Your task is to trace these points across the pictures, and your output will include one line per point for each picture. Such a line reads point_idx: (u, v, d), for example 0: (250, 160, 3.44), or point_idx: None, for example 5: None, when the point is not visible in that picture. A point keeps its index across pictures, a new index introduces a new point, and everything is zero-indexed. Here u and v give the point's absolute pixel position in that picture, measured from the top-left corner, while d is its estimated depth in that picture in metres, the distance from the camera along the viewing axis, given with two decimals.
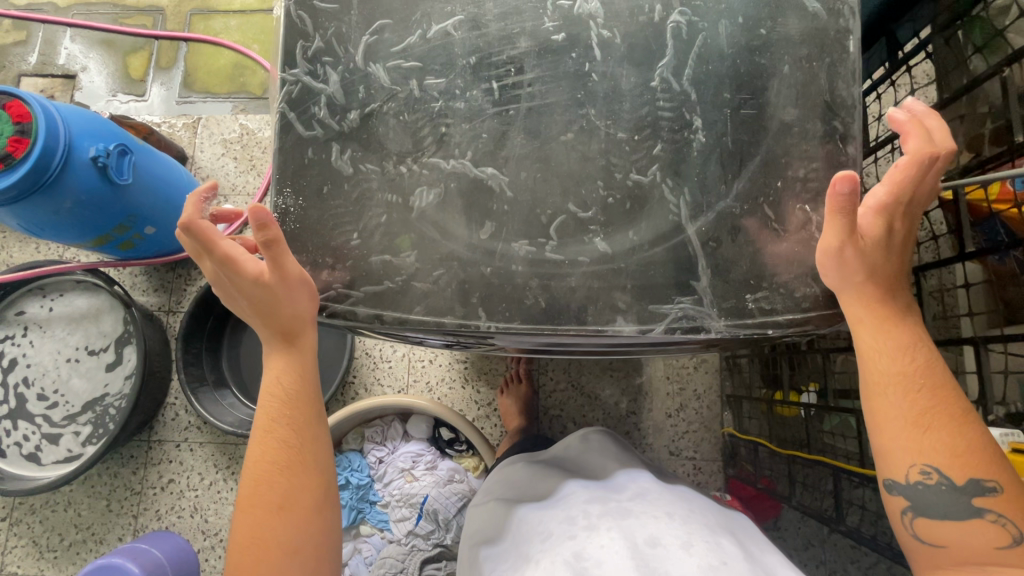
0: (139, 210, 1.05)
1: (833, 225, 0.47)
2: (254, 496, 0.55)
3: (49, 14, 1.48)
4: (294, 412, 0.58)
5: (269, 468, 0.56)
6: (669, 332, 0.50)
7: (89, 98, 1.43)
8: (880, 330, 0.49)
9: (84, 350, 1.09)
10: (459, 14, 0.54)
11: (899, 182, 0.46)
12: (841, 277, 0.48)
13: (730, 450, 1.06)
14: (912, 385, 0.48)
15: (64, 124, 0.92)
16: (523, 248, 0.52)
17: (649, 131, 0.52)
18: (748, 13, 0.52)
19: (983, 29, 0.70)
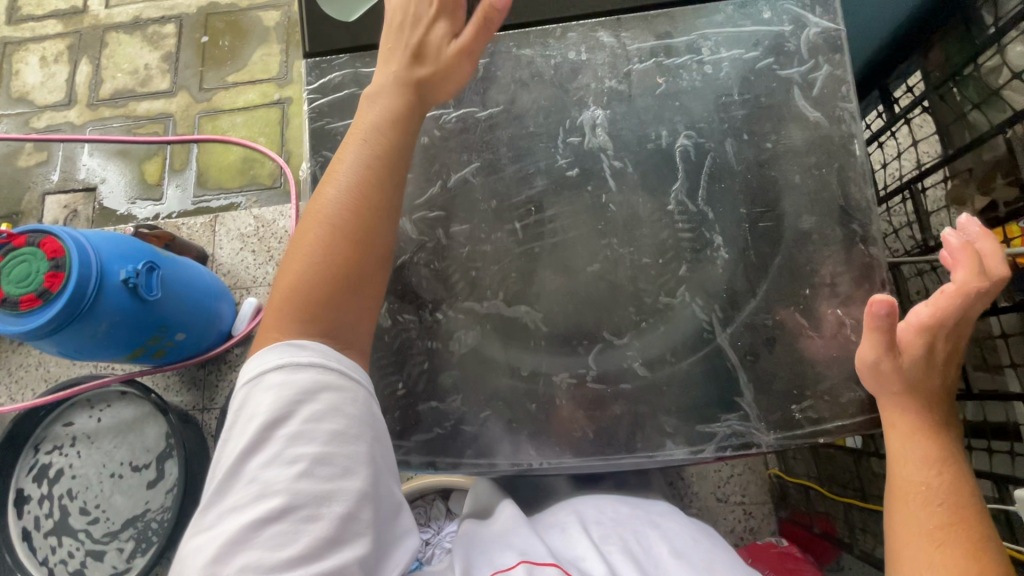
0: (169, 321, 1.06)
1: (869, 338, 0.49)
2: (272, 320, 0.46)
3: (67, 133, 1.56)
4: (347, 242, 0.48)
5: (309, 251, 0.48)
6: (721, 451, 0.51)
7: (111, 206, 1.49)
8: (912, 439, 0.48)
9: (131, 464, 0.99)
10: (476, 161, 0.56)
11: (943, 307, 0.48)
12: (876, 385, 0.49)
13: (779, 492, 1.02)
14: (935, 498, 0.45)
15: (94, 251, 0.94)
16: (564, 380, 0.53)
17: (672, 253, 0.53)
18: (751, 128, 0.54)
19: (978, 87, 0.71)
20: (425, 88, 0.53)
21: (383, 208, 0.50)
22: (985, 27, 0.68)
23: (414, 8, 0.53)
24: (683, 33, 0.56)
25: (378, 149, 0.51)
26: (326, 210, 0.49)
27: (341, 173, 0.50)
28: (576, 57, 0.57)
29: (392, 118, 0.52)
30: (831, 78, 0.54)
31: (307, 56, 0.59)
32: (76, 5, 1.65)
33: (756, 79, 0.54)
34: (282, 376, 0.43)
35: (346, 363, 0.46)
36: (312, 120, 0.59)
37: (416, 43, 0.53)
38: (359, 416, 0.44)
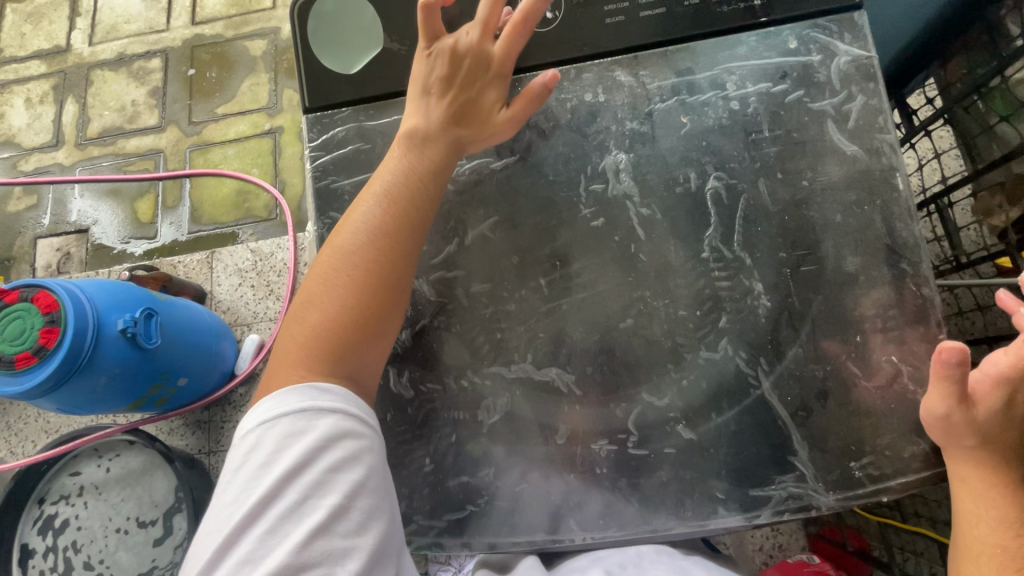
0: (171, 367, 1.02)
1: (939, 387, 0.45)
2: (294, 355, 0.48)
3: (56, 175, 1.52)
4: (371, 284, 0.49)
5: (333, 289, 0.49)
6: (777, 516, 0.47)
7: (104, 247, 1.45)
8: (984, 497, 0.45)
9: (139, 518, 0.94)
10: (494, 216, 0.53)
11: (1023, 358, 0.45)
12: (948, 439, 0.45)
13: None
14: (1012, 565, 0.43)
15: (90, 302, 0.89)
16: (604, 448, 0.49)
17: (710, 303, 0.50)
18: (784, 166, 0.51)
19: (1005, 99, 0.67)
20: (462, 146, 0.53)
21: (408, 250, 0.50)
22: (1012, 39, 0.65)
23: (470, 61, 0.52)
24: (704, 69, 0.53)
25: (405, 189, 0.51)
26: (352, 248, 0.50)
27: (368, 212, 0.51)
28: (593, 98, 0.53)
29: (422, 159, 0.52)
30: (866, 108, 0.51)
31: (308, 111, 0.56)
32: (59, 43, 1.62)
33: (787, 113, 0.51)
34: (302, 422, 0.45)
35: (364, 409, 0.47)
36: (316, 179, 0.56)
37: (463, 101, 0.52)
38: (376, 466, 0.46)
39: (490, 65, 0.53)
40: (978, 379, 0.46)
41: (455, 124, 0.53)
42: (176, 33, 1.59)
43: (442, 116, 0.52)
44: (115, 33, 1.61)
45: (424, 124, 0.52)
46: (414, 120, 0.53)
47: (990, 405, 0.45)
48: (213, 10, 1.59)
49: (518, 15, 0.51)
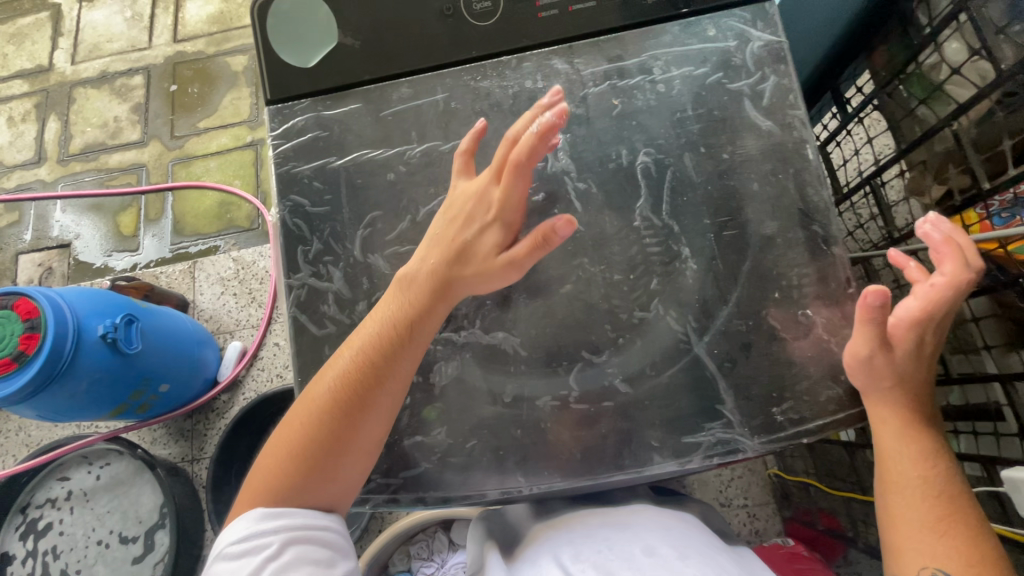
0: (151, 372, 1.04)
1: (863, 332, 0.49)
2: (256, 482, 0.51)
3: (39, 191, 1.55)
4: (332, 434, 0.51)
5: (301, 431, 0.51)
6: (707, 460, 0.51)
7: (88, 260, 1.47)
8: (902, 434, 0.50)
9: (119, 532, 1.03)
10: (443, 194, 0.57)
11: (934, 301, 0.48)
12: (870, 381, 0.50)
13: (781, 491, 1.06)
14: (932, 490, 0.49)
15: (71, 309, 0.92)
16: (547, 403, 0.53)
17: (643, 268, 0.54)
18: (707, 141, 0.56)
19: (922, 84, 0.73)
20: (458, 287, 0.53)
21: (377, 400, 0.51)
22: (921, 27, 0.71)
23: (473, 204, 0.53)
24: (634, 55, 0.58)
25: (377, 338, 0.52)
26: (322, 396, 0.51)
27: (343, 360, 0.52)
28: (533, 85, 0.58)
29: (406, 307, 0.52)
30: (778, 87, 0.56)
31: (269, 103, 0.60)
32: (42, 63, 1.66)
33: (708, 93, 0.56)
34: (255, 542, 0.48)
35: (312, 513, 0.50)
36: (278, 165, 0.59)
37: (463, 244, 0.53)
38: (324, 561, 0.49)
39: (492, 209, 0.53)
40: (895, 325, 0.50)
41: (452, 267, 0.53)
42: (158, 51, 1.63)
43: (438, 258, 0.53)
44: (97, 52, 1.65)
45: (415, 268, 0.53)
46: (411, 261, 0.54)
47: (904, 349, 0.50)
48: (194, 28, 1.64)
49: (515, 162, 0.50)
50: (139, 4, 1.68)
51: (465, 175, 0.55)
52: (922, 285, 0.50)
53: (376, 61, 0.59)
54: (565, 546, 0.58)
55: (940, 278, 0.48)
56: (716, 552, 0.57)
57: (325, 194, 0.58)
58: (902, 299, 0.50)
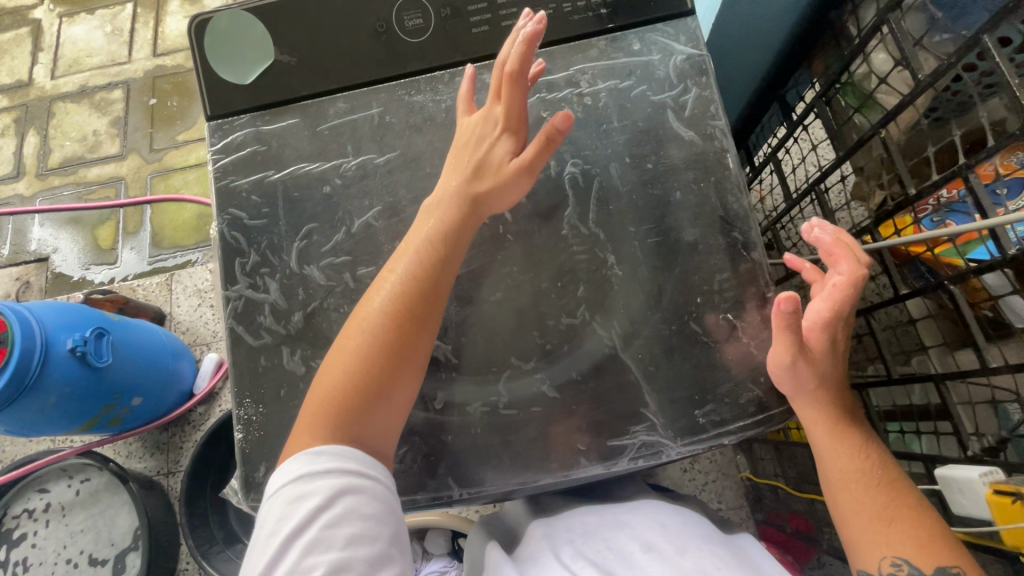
0: (124, 385, 1.04)
1: (782, 338, 0.50)
2: (309, 418, 0.50)
3: (17, 206, 1.55)
4: (384, 352, 0.51)
5: (349, 358, 0.51)
6: (634, 462, 0.53)
7: (65, 274, 1.47)
8: (831, 432, 0.53)
9: (93, 551, 1.02)
10: (377, 205, 0.58)
11: (839, 300, 0.50)
12: (795, 386, 0.50)
13: (755, 494, 1.07)
14: (870, 480, 0.51)
15: (39, 324, 0.92)
16: (478, 409, 0.54)
17: (570, 276, 0.56)
18: (632, 152, 0.57)
19: (855, 93, 0.76)
20: (481, 205, 0.55)
21: (423, 311, 0.52)
22: (851, 38, 0.72)
23: (482, 125, 0.56)
24: (564, 68, 0.59)
25: (421, 257, 0.53)
26: (369, 316, 0.52)
27: (387, 283, 0.53)
28: (465, 99, 0.60)
29: (438, 228, 0.54)
30: (699, 99, 0.58)
31: (209, 118, 0.62)
32: (21, 78, 1.67)
33: (632, 106, 0.58)
34: (310, 486, 0.47)
35: (364, 460, 0.49)
36: (217, 179, 0.61)
37: (479, 162, 0.55)
38: (376, 517, 0.47)
39: (500, 124, 0.55)
40: (810, 328, 0.51)
41: (473, 184, 0.55)
42: (138, 65, 1.64)
43: (460, 179, 0.55)
44: (77, 66, 1.66)
45: (445, 190, 0.55)
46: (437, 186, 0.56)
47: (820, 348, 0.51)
48: (174, 42, 1.65)
49: (513, 77, 0.53)
50: (119, 18, 1.69)
51: (469, 114, 0.57)
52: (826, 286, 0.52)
53: (312, 77, 0.60)
54: (565, 544, 0.59)
55: (839, 278, 0.50)
56: (711, 543, 0.56)
57: (262, 207, 0.59)
58: (812, 301, 0.52)
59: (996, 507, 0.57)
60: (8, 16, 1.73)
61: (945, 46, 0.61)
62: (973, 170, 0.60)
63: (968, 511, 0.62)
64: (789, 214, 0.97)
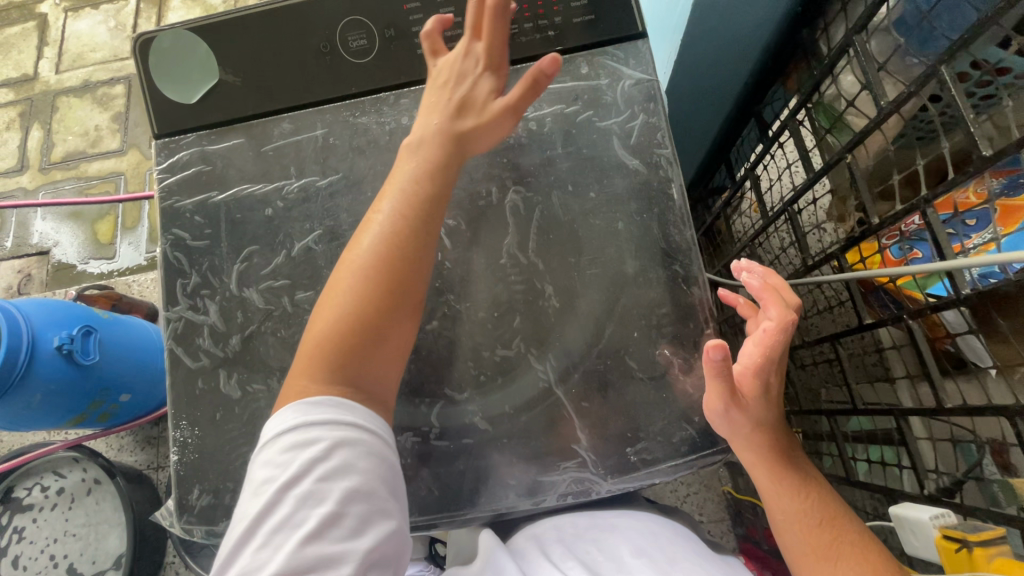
0: (112, 382, 1.03)
1: (714, 385, 0.48)
2: (303, 363, 0.50)
3: (20, 199, 1.57)
4: (377, 291, 0.50)
5: (344, 302, 0.50)
6: (563, 499, 0.53)
7: (64, 268, 1.49)
8: (772, 473, 0.51)
9: (75, 560, 1.02)
10: (318, 229, 0.58)
11: (770, 346, 0.49)
12: (730, 429, 0.50)
13: (734, 508, 1.06)
14: (815, 520, 0.49)
15: (26, 320, 0.92)
16: (408, 440, 0.54)
17: (507, 306, 0.55)
18: (576, 179, 0.56)
19: (826, 114, 0.73)
20: (464, 143, 0.54)
21: (414, 247, 0.52)
22: (821, 58, 0.69)
23: (459, 65, 0.54)
24: (504, 78, 0.55)
25: (410, 197, 0.52)
26: (357, 259, 0.51)
27: (376, 224, 0.52)
28: (409, 122, 0.59)
29: (422, 167, 0.53)
30: (647, 126, 0.56)
31: (157, 137, 0.61)
32: (27, 72, 1.68)
33: (578, 132, 0.57)
34: (306, 436, 0.47)
35: (363, 414, 0.48)
36: (162, 199, 0.60)
37: (460, 100, 0.54)
38: (372, 472, 0.46)
39: (480, 61, 0.54)
40: (742, 372, 0.50)
41: (455, 122, 0.54)
42: None
43: (440, 118, 0.54)
44: (80, 61, 1.67)
45: (426, 130, 0.54)
46: (415, 128, 0.55)
47: (754, 393, 0.50)
48: None
49: (492, 9, 0.52)
50: (122, 14, 1.70)
51: (440, 53, 0.55)
52: (756, 330, 0.51)
53: (257, 97, 0.60)
54: (554, 544, 0.58)
55: (771, 323, 0.49)
56: (701, 558, 0.54)
57: (205, 228, 0.59)
58: (743, 343, 0.51)
59: (942, 552, 0.55)
60: (15, 10, 1.75)
61: (913, 70, 0.59)
62: (931, 204, 0.58)
63: (918, 552, 0.60)
64: (765, 233, 0.94)
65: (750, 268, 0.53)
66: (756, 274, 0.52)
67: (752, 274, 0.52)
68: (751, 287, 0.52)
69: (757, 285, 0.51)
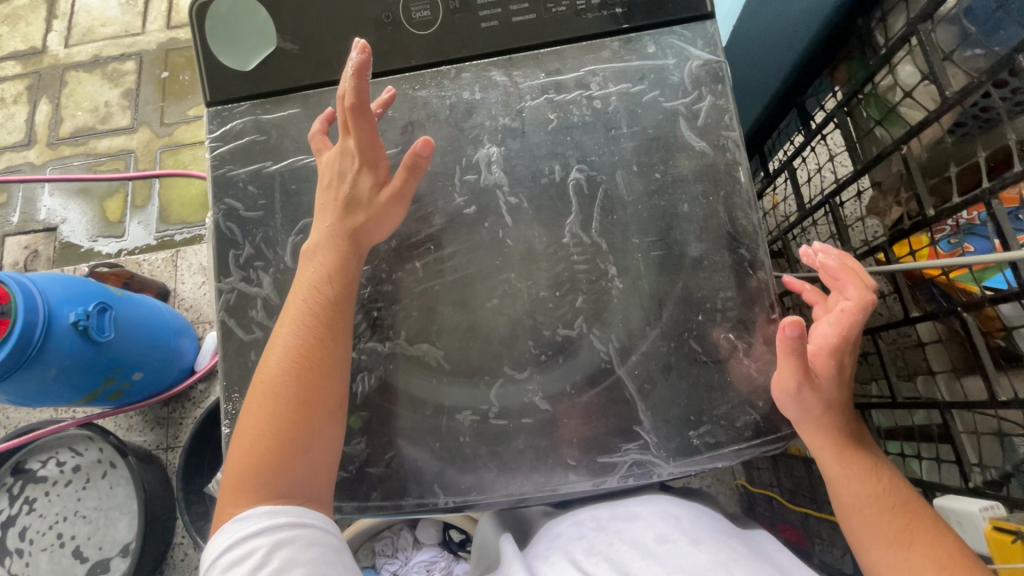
0: (126, 360, 1.02)
1: (788, 363, 0.49)
2: (230, 486, 0.49)
3: (28, 174, 1.55)
4: (292, 403, 0.50)
5: (257, 421, 0.50)
6: (623, 480, 0.53)
7: (73, 245, 1.47)
8: (841, 457, 0.51)
9: (82, 543, 1.01)
10: None
11: (846, 327, 0.48)
12: (800, 409, 0.50)
13: (748, 502, 1.01)
14: (885, 504, 0.49)
15: (41, 296, 0.89)
16: (467, 418, 0.54)
17: (569, 286, 0.54)
18: (641, 160, 0.55)
19: (878, 105, 0.72)
20: (359, 238, 0.55)
21: (327, 348, 0.52)
22: (878, 48, 0.69)
23: (339, 163, 0.55)
24: (383, 168, 0.55)
25: (314, 304, 0.52)
26: (266, 378, 0.51)
27: (281, 340, 0.52)
28: (470, 96, 0.58)
29: (322, 272, 0.53)
30: (713, 108, 0.56)
31: (208, 104, 0.60)
32: (35, 45, 1.65)
33: (643, 112, 0.56)
34: (242, 551, 0.46)
35: (298, 510, 0.48)
36: (213, 168, 0.59)
37: (345, 197, 0.55)
38: (316, 560, 0.47)
39: (356, 157, 0.54)
40: (815, 353, 0.50)
41: (348, 221, 0.54)
42: (152, 37, 1.62)
43: (333, 219, 0.54)
44: (90, 36, 1.64)
45: (322, 234, 0.55)
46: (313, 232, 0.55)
47: (827, 374, 0.50)
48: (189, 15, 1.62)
49: (348, 108, 0.52)
50: None
51: (325, 151, 0.56)
52: (832, 310, 0.50)
53: (314, 65, 0.59)
54: (577, 541, 0.57)
55: (849, 304, 0.48)
56: (726, 542, 0.52)
57: (259, 199, 0.58)
58: (817, 324, 0.50)
59: (994, 543, 0.55)
60: None
61: (975, 62, 0.59)
62: (995, 196, 0.59)
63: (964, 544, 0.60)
64: (800, 226, 0.93)
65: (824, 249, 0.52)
66: (831, 255, 0.51)
67: (828, 255, 0.51)
68: (826, 268, 0.51)
69: (833, 266, 0.50)
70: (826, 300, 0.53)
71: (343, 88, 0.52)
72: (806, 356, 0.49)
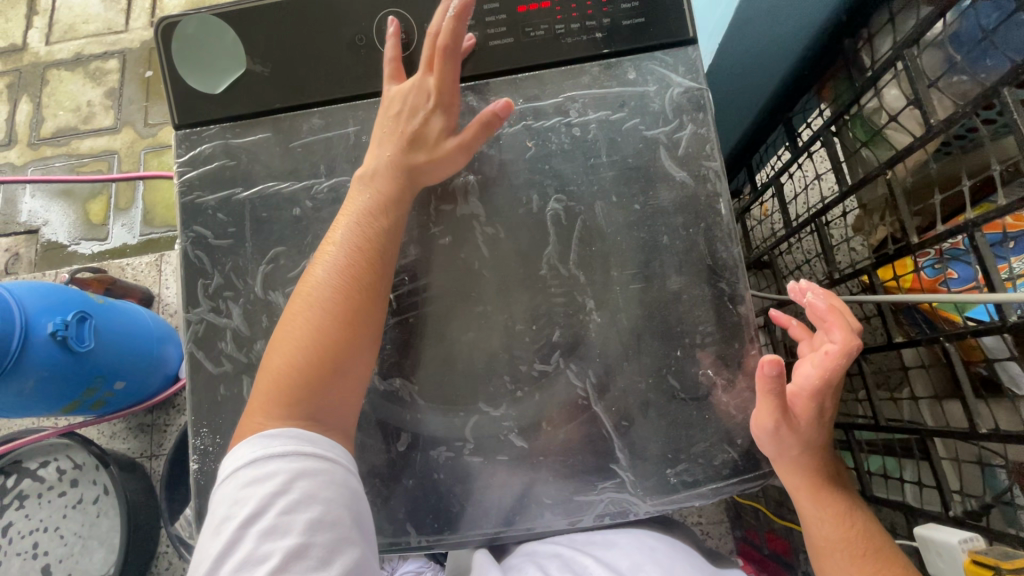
0: (107, 369, 0.99)
1: (767, 404, 0.48)
2: (261, 400, 0.49)
3: (9, 175, 1.51)
4: (338, 323, 0.50)
5: (300, 335, 0.50)
6: (599, 519, 0.53)
7: (54, 248, 1.44)
8: (815, 498, 0.51)
9: (53, 562, 0.98)
10: None
11: (829, 371, 0.48)
12: (778, 449, 0.50)
13: (735, 511, 1.00)
14: (858, 548, 0.49)
15: (18, 305, 0.86)
16: (441, 454, 0.53)
17: (546, 319, 0.53)
18: (620, 191, 0.54)
19: (864, 127, 0.71)
20: (418, 175, 0.54)
21: (378, 276, 0.52)
22: (864, 69, 0.67)
23: (413, 96, 0.54)
24: (457, 114, 0.55)
25: (366, 232, 0.52)
26: (313, 292, 0.51)
27: (329, 256, 0.52)
28: None
29: (376, 198, 0.53)
30: (695, 137, 0.55)
31: (177, 127, 0.58)
32: (15, 42, 1.61)
33: (623, 140, 0.55)
34: (263, 472, 0.46)
35: (325, 444, 0.48)
36: (182, 194, 0.57)
37: (412, 131, 0.54)
38: (335, 499, 0.46)
39: (432, 97, 0.54)
40: (795, 393, 0.50)
41: (409, 154, 0.54)
42: (135, 35, 1.58)
43: (394, 149, 0.54)
44: (72, 33, 1.60)
45: (380, 163, 0.54)
46: (369, 158, 0.54)
47: (806, 414, 0.50)
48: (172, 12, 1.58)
49: (444, 44, 0.52)
50: None
51: (397, 80, 0.55)
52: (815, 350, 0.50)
53: (286, 89, 0.57)
54: (553, 557, 0.56)
55: (834, 346, 0.48)
56: None
57: (228, 226, 0.57)
58: (800, 363, 0.50)
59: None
60: None
61: (961, 87, 0.58)
62: (978, 227, 0.56)
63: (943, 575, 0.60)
64: (787, 242, 0.92)
65: (809, 290, 0.53)
66: (819, 294, 0.52)
67: (817, 295, 0.51)
68: (812, 309, 0.51)
69: (819, 306, 0.50)
70: (810, 337, 0.53)
71: (441, 26, 0.53)
72: (785, 396, 0.48)
